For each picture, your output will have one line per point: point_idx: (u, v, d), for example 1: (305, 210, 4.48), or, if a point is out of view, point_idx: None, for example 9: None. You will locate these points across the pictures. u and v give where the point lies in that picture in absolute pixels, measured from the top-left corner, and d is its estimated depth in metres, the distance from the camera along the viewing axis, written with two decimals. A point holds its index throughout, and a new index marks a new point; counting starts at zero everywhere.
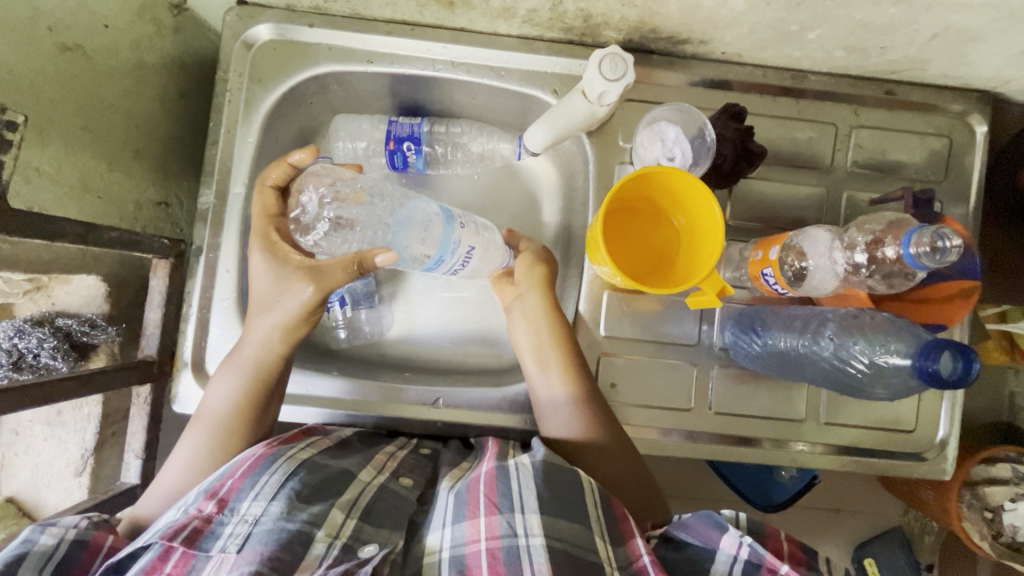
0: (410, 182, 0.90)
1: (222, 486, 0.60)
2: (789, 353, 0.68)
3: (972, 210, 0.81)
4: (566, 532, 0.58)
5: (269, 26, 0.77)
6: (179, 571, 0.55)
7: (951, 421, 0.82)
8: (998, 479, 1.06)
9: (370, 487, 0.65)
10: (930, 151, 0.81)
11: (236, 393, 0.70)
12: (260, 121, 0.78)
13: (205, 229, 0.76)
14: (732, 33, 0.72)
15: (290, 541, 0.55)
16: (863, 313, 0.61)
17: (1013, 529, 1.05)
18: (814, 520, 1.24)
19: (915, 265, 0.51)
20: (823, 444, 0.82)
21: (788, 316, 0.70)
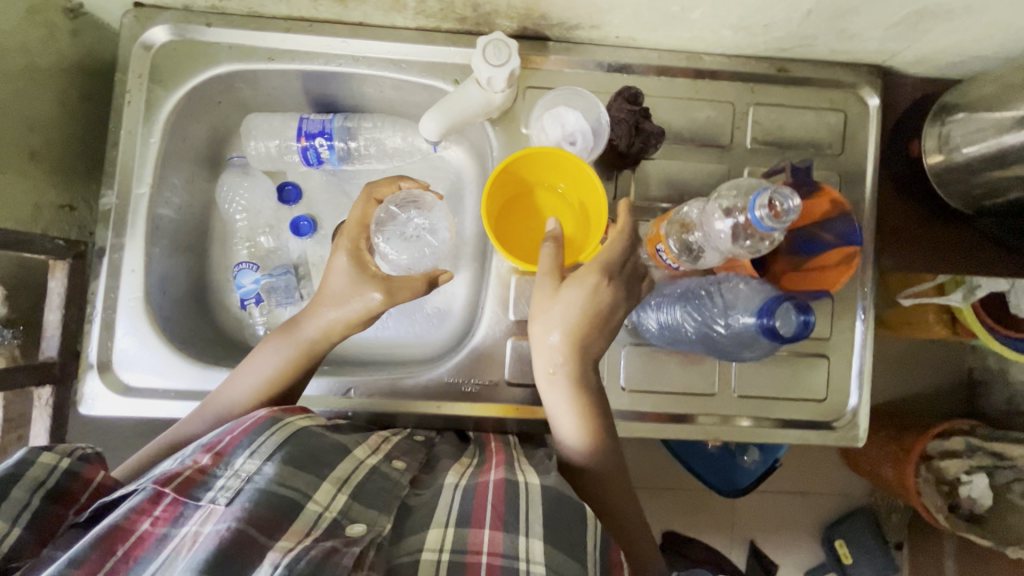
0: (327, 178, 0.91)
1: (219, 441, 0.62)
2: (676, 328, 0.72)
3: (869, 180, 0.83)
4: (563, 566, 0.58)
5: (167, 27, 0.77)
6: (166, 517, 0.55)
7: (861, 388, 0.83)
8: (954, 452, 1.07)
9: (363, 465, 0.66)
10: (827, 126, 0.83)
11: (278, 364, 0.73)
12: (164, 122, 0.79)
13: (108, 230, 0.76)
14: (618, 16, 0.74)
15: (279, 504, 0.57)
16: (731, 280, 0.67)
17: (970, 501, 1.05)
18: (767, 501, 1.25)
19: (763, 229, 0.52)
20: (765, 419, 0.83)
21: (683, 287, 0.72)
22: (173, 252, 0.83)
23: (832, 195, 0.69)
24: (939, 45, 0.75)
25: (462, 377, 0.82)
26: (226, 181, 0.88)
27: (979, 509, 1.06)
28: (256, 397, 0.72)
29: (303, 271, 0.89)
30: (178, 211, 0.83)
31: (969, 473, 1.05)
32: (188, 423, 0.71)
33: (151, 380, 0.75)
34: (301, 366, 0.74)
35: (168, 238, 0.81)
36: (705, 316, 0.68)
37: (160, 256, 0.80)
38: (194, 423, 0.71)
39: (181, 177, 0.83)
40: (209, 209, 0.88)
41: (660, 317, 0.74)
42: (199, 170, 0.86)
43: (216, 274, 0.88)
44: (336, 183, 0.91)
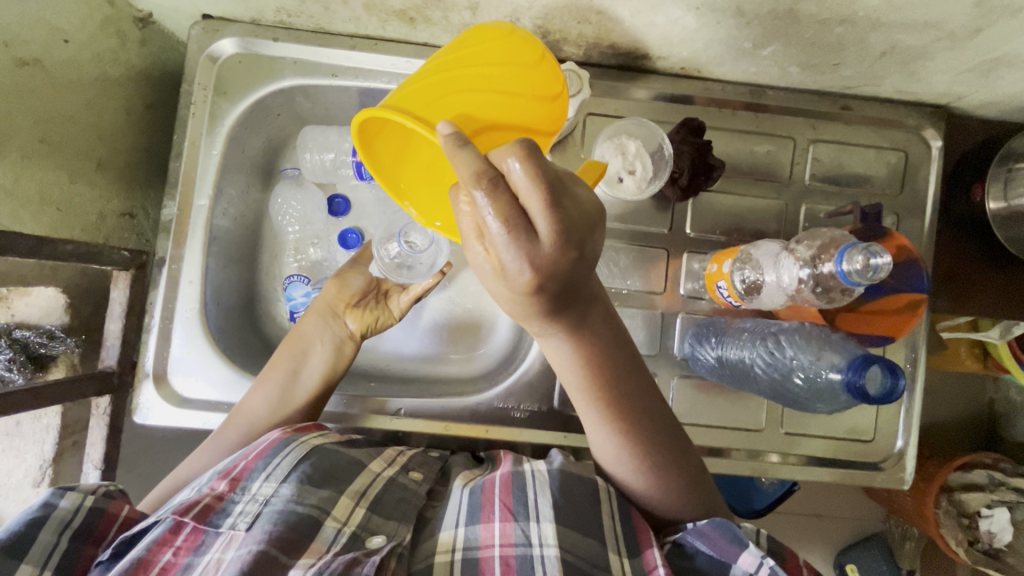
0: (377, 191, 0.91)
1: (235, 466, 0.63)
2: (738, 363, 0.72)
3: (927, 220, 0.83)
4: (578, 546, 0.59)
5: (234, 40, 0.77)
6: (188, 546, 0.57)
7: (909, 430, 0.83)
8: (975, 485, 1.07)
9: (380, 478, 0.66)
10: (887, 165, 0.83)
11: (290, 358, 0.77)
12: (225, 134, 0.79)
13: (168, 240, 0.77)
14: (688, 49, 0.73)
15: (298, 523, 0.58)
16: (806, 327, 0.65)
17: (990, 535, 1.05)
18: (795, 528, 1.25)
19: (848, 281, 0.52)
20: (799, 455, 0.83)
21: (739, 328, 0.75)
22: (227, 263, 0.83)
23: (903, 243, 0.68)
24: (1008, 92, 0.74)
25: (511, 400, 0.82)
26: (280, 193, 0.88)
27: (998, 544, 1.05)
28: (270, 399, 0.74)
29: None
30: (233, 221, 0.83)
31: (990, 507, 1.06)
32: (216, 439, 0.72)
33: (206, 390, 0.76)
34: (309, 361, 0.77)
35: (223, 249, 0.82)
36: (770, 354, 0.67)
37: (215, 267, 0.80)
38: (221, 436, 0.71)
39: (237, 188, 0.83)
40: (261, 219, 0.89)
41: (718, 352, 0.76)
42: (254, 180, 0.86)
43: (264, 284, 0.89)
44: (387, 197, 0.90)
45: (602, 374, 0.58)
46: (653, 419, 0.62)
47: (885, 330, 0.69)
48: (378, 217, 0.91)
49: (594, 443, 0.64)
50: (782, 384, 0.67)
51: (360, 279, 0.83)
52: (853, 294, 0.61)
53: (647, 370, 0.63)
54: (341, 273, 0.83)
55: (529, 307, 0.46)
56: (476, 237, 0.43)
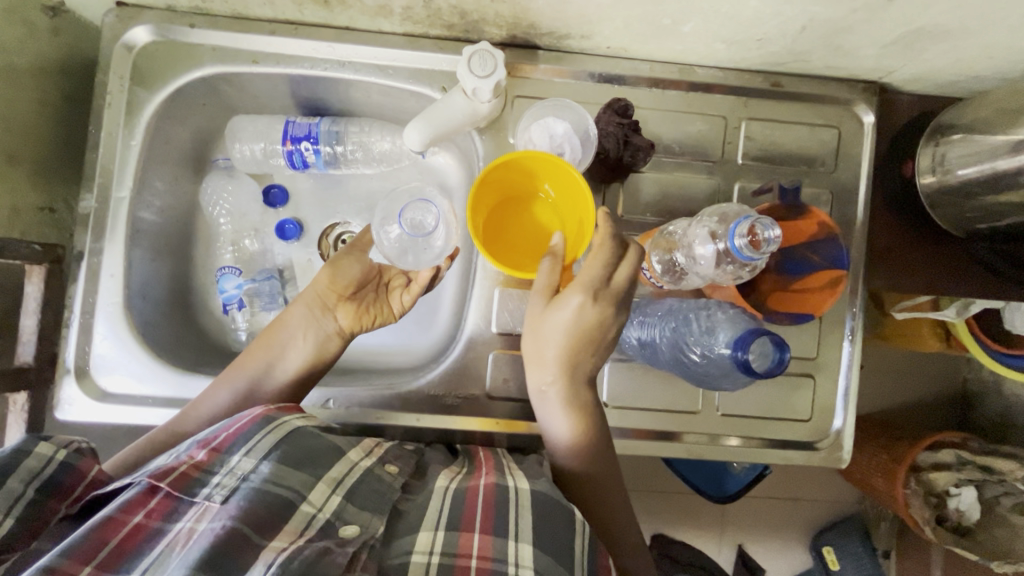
0: (315, 181, 0.91)
1: (214, 437, 0.60)
2: (651, 343, 0.71)
3: (860, 198, 0.82)
4: (551, 569, 0.58)
5: (149, 28, 0.76)
6: (160, 510, 0.54)
7: (848, 410, 0.82)
8: (944, 465, 1.05)
9: (358, 467, 0.64)
10: (820, 142, 0.82)
11: (273, 349, 0.75)
12: (145, 124, 0.78)
13: (87, 233, 0.76)
14: (609, 27, 0.72)
15: (273, 503, 0.55)
16: (710, 308, 0.65)
17: (958, 513, 1.05)
18: (765, 512, 1.25)
19: (744, 259, 0.51)
20: (751, 437, 0.82)
21: (664, 307, 0.71)
22: (154, 256, 0.82)
23: (823, 218, 0.67)
24: (933, 65, 0.73)
25: (445, 389, 0.81)
26: (210, 184, 0.88)
27: (966, 522, 1.05)
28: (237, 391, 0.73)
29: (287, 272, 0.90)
30: (159, 214, 0.82)
31: (958, 486, 1.05)
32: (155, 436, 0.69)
33: (130, 384, 0.75)
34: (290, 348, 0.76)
35: (149, 242, 0.81)
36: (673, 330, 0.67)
37: (141, 260, 0.80)
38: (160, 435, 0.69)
39: (163, 180, 0.82)
40: (193, 211, 0.88)
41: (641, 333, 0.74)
42: (183, 172, 0.85)
43: (198, 277, 0.88)
44: (327, 187, 0.91)
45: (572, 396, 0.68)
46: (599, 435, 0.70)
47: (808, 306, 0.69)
48: (316, 207, 0.91)
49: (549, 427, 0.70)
50: (684, 362, 0.66)
51: (357, 269, 0.78)
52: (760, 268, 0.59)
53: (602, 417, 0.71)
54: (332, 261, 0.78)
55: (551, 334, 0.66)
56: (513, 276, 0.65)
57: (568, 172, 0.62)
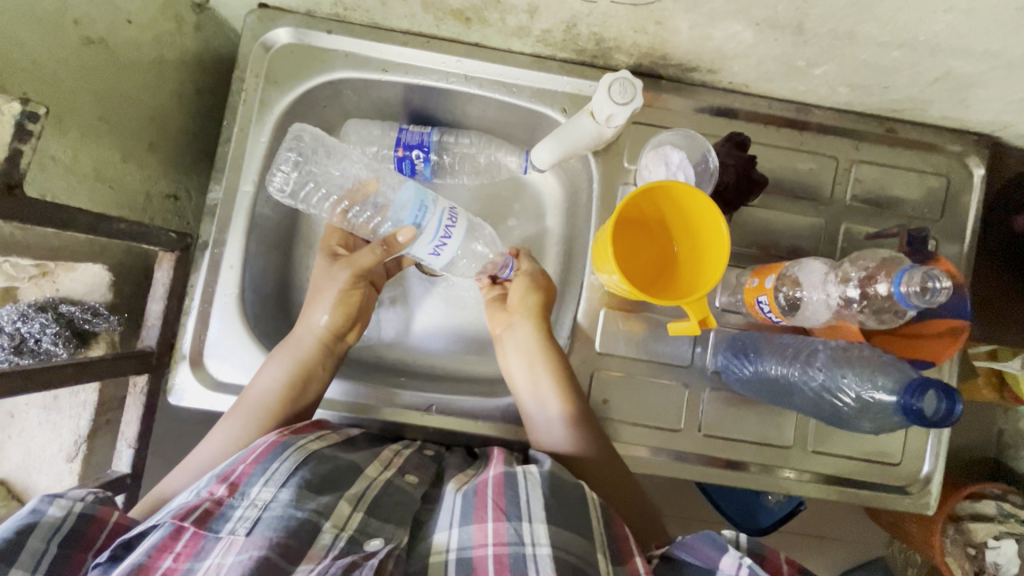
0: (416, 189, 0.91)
1: (233, 471, 0.62)
2: (785, 381, 0.71)
3: (964, 248, 0.83)
4: (571, 544, 0.58)
5: (289, 30, 0.78)
6: (187, 552, 0.56)
7: (936, 457, 0.83)
8: (984, 515, 1.07)
9: (377, 482, 0.67)
10: (927, 189, 0.83)
11: (283, 374, 0.73)
12: (273, 122, 0.80)
13: (212, 224, 0.77)
14: (740, 63, 0.74)
15: (298, 529, 0.57)
16: (851, 346, 0.66)
17: (996, 566, 1.05)
18: (798, 549, 1.24)
19: (907, 305, 0.56)
20: (810, 472, 0.82)
21: (779, 343, 0.74)
22: (264, 251, 0.83)
23: (947, 268, 0.69)
24: None
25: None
26: None
27: None
28: (271, 411, 0.72)
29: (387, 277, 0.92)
30: (273, 209, 0.84)
31: (997, 538, 1.05)
32: (221, 429, 0.72)
33: (237, 376, 0.76)
34: (305, 377, 0.74)
35: (262, 236, 0.82)
36: (806, 374, 0.68)
37: (254, 253, 0.81)
38: (228, 424, 0.71)
39: None
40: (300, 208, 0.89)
41: (753, 367, 0.75)
42: None
43: (298, 274, 0.89)
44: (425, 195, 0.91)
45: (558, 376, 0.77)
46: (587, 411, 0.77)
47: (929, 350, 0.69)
48: None
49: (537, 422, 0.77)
50: (825, 408, 0.68)
51: (356, 296, 0.77)
52: (904, 317, 0.64)
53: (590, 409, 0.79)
54: (336, 282, 0.76)
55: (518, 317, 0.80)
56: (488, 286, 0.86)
57: (695, 199, 0.63)
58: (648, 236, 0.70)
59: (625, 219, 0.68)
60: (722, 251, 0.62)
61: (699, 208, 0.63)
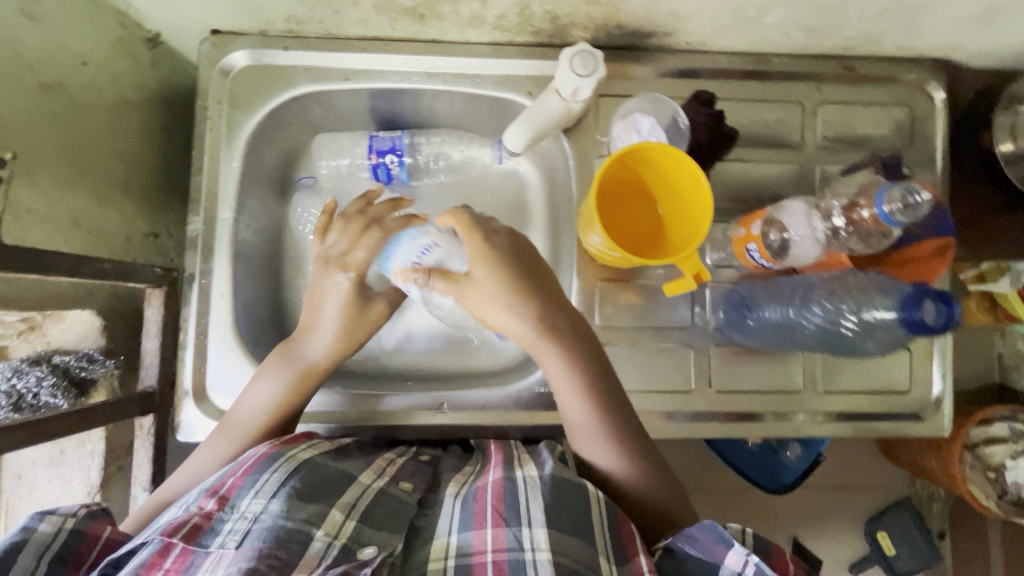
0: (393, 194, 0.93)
1: (223, 484, 0.61)
2: (794, 326, 0.73)
3: (936, 173, 0.84)
4: (574, 551, 0.58)
5: (245, 52, 0.78)
6: (177, 568, 0.54)
7: (945, 378, 0.84)
8: (998, 439, 1.08)
9: (371, 489, 0.66)
10: (894, 121, 0.84)
11: (283, 390, 0.72)
12: (243, 146, 0.79)
13: (196, 256, 0.77)
14: (694, 22, 0.75)
15: (288, 539, 0.56)
16: (846, 274, 0.68)
17: (1018, 486, 1.07)
18: (822, 503, 1.25)
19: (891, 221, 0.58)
20: (822, 412, 0.83)
21: (776, 287, 0.75)
22: (254, 277, 0.83)
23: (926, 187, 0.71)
24: (1005, 39, 0.76)
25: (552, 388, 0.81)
26: (298, 203, 0.89)
27: None
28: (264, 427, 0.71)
29: None
30: (257, 234, 0.84)
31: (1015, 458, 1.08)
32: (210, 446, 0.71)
33: None
34: (304, 389, 0.74)
35: (248, 262, 0.82)
36: (808, 314, 0.70)
37: (242, 279, 0.81)
38: (217, 444, 0.70)
39: (257, 200, 0.84)
40: (282, 230, 0.89)
41: (755, 316, 0.76)
42: (271, 192, 0.87)
43: (290, 296, 0.88)
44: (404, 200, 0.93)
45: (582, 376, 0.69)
46: (618, 408, 0.70)
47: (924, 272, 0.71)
48: None
49: (570, 424, 0.71)
50: (833, 339, 0.70)
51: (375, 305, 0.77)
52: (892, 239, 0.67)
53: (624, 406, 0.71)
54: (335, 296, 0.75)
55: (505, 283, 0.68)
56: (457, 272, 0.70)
57: (674, 159, 0.64)
58: (629, 205, 0.69)
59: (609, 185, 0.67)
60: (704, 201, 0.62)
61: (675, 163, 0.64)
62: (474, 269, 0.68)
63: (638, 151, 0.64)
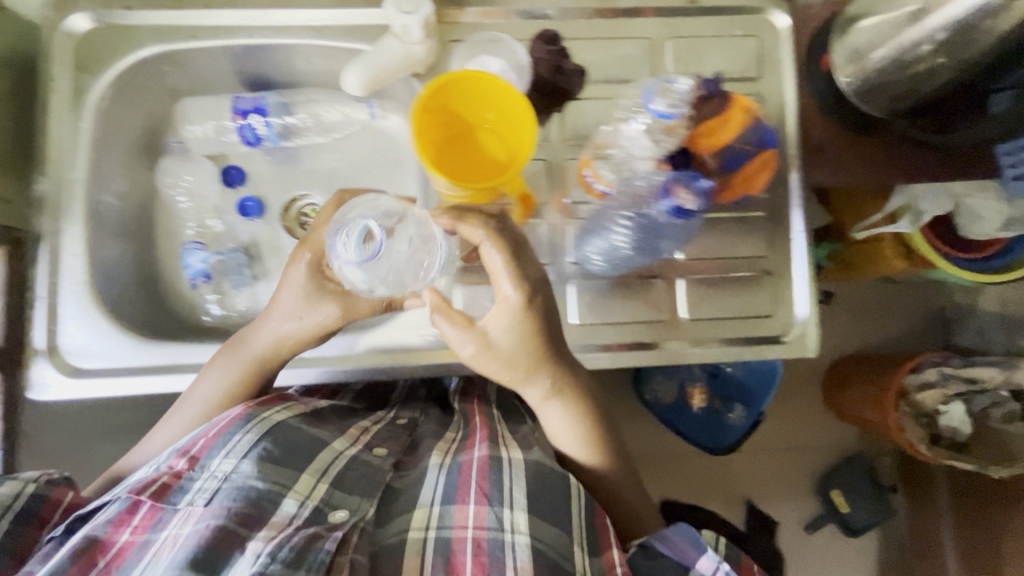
0: (272, 159, 0.97)
1: (193, 446, 0.70)
2: (615, 250, 0.78)
3: (788, 102, 0.86)
4: (546, 535, 0.67)
5: (88, 15, 0.80)
6: (145, 524, 0.64)
7: (809, 300, 0.85)
8: (929, 384, 1.22)
9: (342, 456, 0.74)
10: (746, 52, 0.86)
11: (230, 379, 0.77)
12: (93, 108, 0.81)
13: (45, 216, 0.79)
14: None
15: (257, 499, 0.64)
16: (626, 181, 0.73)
17: (951, 429, 1.22)
18: (779, 461, 1.49)
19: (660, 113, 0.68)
20: (687, 340, 0.84)
21: (597, 220, 0.79)
22: (118, 239, 0.86)
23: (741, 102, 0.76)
24: None
25: (409, 331, 0.83)
26: (167, 169, 0.92)
27: (960, 434, 1.23)
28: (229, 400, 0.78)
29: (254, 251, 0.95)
30: (122, 199, 0.87)
31: (948, 403, 1.22)
32: (166, 428, 0.80)
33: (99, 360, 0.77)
34: (261, 373, 0.78)
35: (111, 226, 0.85)
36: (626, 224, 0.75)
37: (103, 241, 0.83)
38: (185, 410, 0.78)
39: (119, 164, 0.86)
40: (153, 196, 0.92)
41: (596, 249, 0.80)
42: (137, 157, 0.89)
43: (163, 260, 0.92)
44: (281, 164, 0.97)
45: (574, 396, 0.79)
46: (598, 413, 0.81)
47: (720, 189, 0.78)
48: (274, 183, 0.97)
49: (546, 424, 0.81)
50: (655, 233, 0.76)
51: (331, 310, 0.76)
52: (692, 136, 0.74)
53: (608, 426, 0.83)
54: (314, 309, 0.76)
55: (520, 333, 0.71)
56: (464, 323, 0.72)
57: (483, 82, 0.67)
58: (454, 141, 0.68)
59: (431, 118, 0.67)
60: (525, 114, 0.66)
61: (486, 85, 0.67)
62: (501, 280, 0.69)
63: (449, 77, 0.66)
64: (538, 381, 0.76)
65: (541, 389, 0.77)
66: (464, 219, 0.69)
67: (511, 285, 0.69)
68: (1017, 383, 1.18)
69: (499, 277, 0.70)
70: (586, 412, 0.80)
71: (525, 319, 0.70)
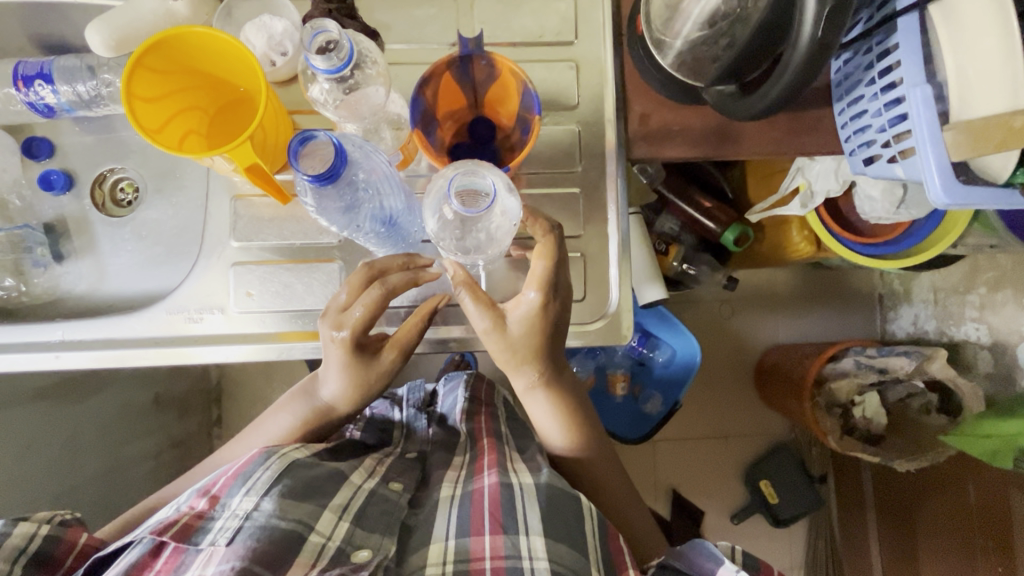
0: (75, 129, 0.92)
1: (213, 485, 0.73)
2: (395, 211, 0.67)
3: (607, 66, 0.81)
4: (565, 558, 0.70)
5: None
6: (168, 567, 0.66)
7: (623, 283, 0.80)
8: (845, 373, 1.28)
9: (362, 490, 0.77)
10: (557, 12, 0.81)
11: (292, 422, 0.85)
12: None
13: None
14: None
15: (282, 539, 0.67)
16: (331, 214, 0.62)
17: (866, 420, 1.27)
18: (705, 449, 1.59)
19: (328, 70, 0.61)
20: None
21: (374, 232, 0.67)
22: None
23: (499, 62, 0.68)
24: None
25: (177, 314, 0.76)
26: None
27: (874, 427, 1.27)
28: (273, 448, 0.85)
29: (62, 227, 0.91)
30: None
31: (862, 394, 1.27)
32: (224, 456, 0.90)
33: None
34: (313, 423, 0.85)
35: None
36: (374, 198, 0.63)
37: None
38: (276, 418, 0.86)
39: None
40: None
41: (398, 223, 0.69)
42: None
43: None
44: (91, 136, 0.92)
45: (568, 406, 0.86)
46: (588, 420, 0.89)
47: (500, 151, 0.76)
48: (83, 156, 0.92)
49: (544, 431, 0.89)
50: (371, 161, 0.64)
51: (387, 358, 0.76)
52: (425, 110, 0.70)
53: (607, 444, 0.92)
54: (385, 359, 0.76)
55: (533, 338, 0.75)
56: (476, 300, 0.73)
57: (222, 44, 0.63)
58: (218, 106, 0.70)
59: (177, 81, 0.65)
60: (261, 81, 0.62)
61: (226, 48, 0.63)
62: (517, 310, 0.73)
63: (179, 34, 0.61)
64: (538, 401, 0.85)
65: (553, 416, 0.87)
66: (533, 221, 0.71)
67: (534, 287, 0.72)
68: (930, 374, 1.19)
69: (527, 279, 0.72)
70: (577, 422, 0.88)
71: (541, 323, 0.74)
